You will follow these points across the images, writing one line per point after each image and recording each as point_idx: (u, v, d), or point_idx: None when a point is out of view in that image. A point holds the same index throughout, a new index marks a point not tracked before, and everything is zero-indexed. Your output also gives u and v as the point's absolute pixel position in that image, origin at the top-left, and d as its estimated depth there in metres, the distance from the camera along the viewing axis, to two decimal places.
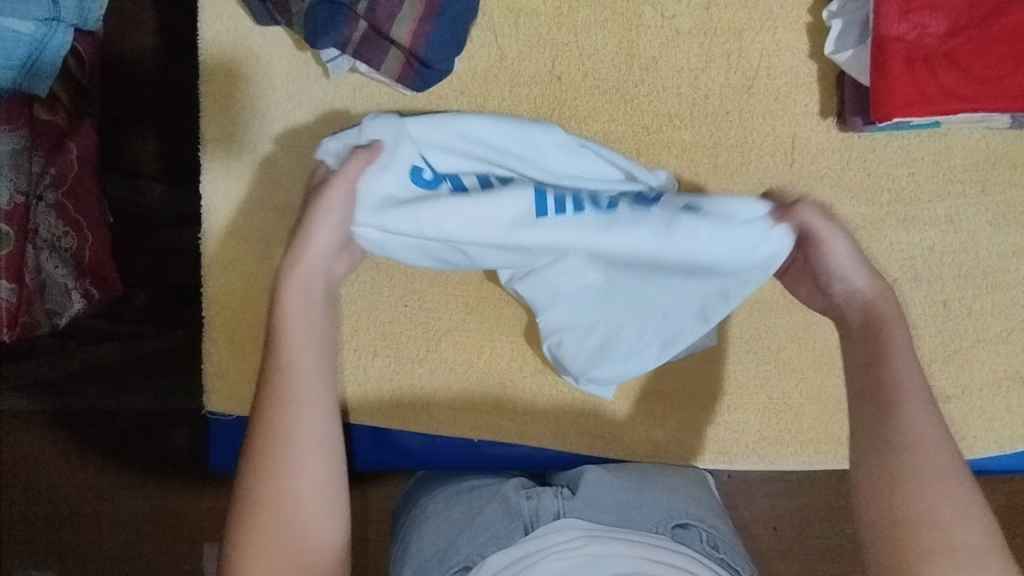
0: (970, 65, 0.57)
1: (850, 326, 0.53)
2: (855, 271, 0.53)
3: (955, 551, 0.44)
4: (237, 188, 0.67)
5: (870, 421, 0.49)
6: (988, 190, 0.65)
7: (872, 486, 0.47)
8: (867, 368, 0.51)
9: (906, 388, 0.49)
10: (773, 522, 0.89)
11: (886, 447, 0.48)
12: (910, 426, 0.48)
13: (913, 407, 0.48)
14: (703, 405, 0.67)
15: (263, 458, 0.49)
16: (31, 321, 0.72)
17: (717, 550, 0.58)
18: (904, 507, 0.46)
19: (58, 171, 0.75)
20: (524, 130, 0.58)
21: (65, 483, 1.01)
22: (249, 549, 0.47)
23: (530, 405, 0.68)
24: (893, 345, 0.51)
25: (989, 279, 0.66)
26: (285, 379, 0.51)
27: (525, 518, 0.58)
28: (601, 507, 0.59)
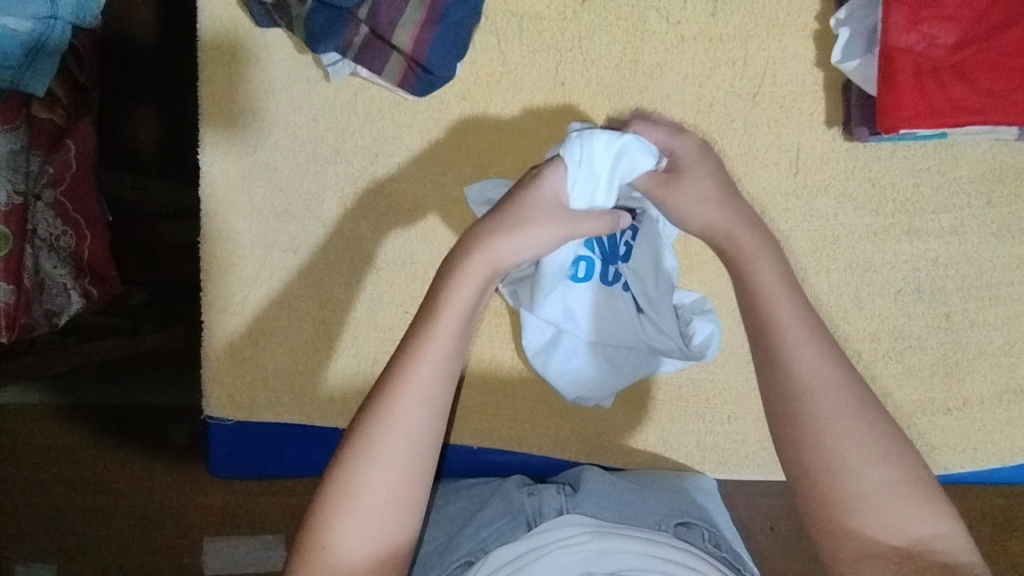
0: (979, 77, 0.56)
1: (727, 253, 0.51)
2: (695, 214, 0.52)
3: (863, 499, 0.43)
4: (237, 192, 0.67)
5: (766, 373, 0.47)
6: (993, 202, 0.65)
7: (787, 442, 0.46)
8: (748, 308, 0.49)
9: (787, 327, 0.47)
10: (770, 522, 0.80)
11: (784, 399, 0.46)
12: (801, 369, 0.46)
13: (796, 349, 0.46)
14: (703, 414, 0.67)
15: (384, 445, 0.45)
16: (31, 322, 0.73)
17: (719, 549, 0.60)
18: (812, 461, 0.44)
19: (57, 169, 0.75)
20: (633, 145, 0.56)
21: (64, 479, 1.01)
22: (342, 524, 0.44)
23: (530, 414, 0.68)
24: (760, 279, 0.49)
25: (992, 292, 0.65)
26: (415, 367, 0.46)
27: (527, 515, 0.60)
28: (603, 504, 0.61)
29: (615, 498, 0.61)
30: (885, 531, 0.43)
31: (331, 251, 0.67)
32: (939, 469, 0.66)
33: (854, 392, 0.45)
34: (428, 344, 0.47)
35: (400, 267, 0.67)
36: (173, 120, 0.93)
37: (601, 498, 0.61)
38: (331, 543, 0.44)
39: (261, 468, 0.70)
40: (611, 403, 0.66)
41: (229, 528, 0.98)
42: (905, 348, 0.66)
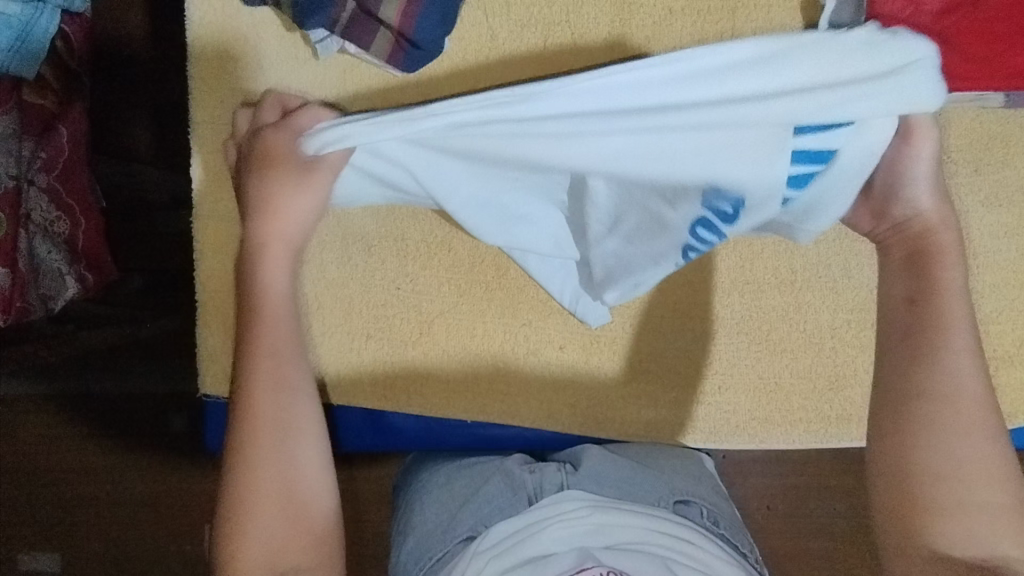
0: (964, 44, 0.56)
1: (916, 255, 0.54)
2: (924, 195, 0.54)
3: (959, 509, 0.49)
4: (228, 172, 0.67)
5: (907, 372, 0.52)
6: (981, 169, 0.65)
7: (899, 435, 0.51)
8: (910, 307, 0.53)
9: (949, 337, 0.51)
10: (767, 500, 0.91)
11: (911, 400, 0.51)
12: (947, 380, 0.51)
13: (952, 355, 0.51)
14: (695, 387, 0.67)
15: (266, 393, 0.58)
16: (26, 305, 0.75)
17: (716, 526, 0.61)
18: (916, 462, 0.50)
19: (48, 156, 0.75)
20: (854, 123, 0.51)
21: (63, 463, 1.03)
22: (270, 470, 0.56)
23: (524, 388, 0.68)
24: (944, 279, 0.53)
25: (980, 260, 0.66)
26: (260, 400, 0.58)
27: (528, 490, 0.61)
28: (604, 481, 0.62)
29: (616, 477, 0.62)
30: (966, 538, 0.49)
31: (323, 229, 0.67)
32: None
33: (984, 412, 0.51)
34: (267, 374, 0.59)
35: (392, 243, 0.67)
36: (167, 108, 0.94)
37: (601, 474, 0.62)
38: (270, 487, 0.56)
39: None
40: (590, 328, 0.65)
41: None
42: None
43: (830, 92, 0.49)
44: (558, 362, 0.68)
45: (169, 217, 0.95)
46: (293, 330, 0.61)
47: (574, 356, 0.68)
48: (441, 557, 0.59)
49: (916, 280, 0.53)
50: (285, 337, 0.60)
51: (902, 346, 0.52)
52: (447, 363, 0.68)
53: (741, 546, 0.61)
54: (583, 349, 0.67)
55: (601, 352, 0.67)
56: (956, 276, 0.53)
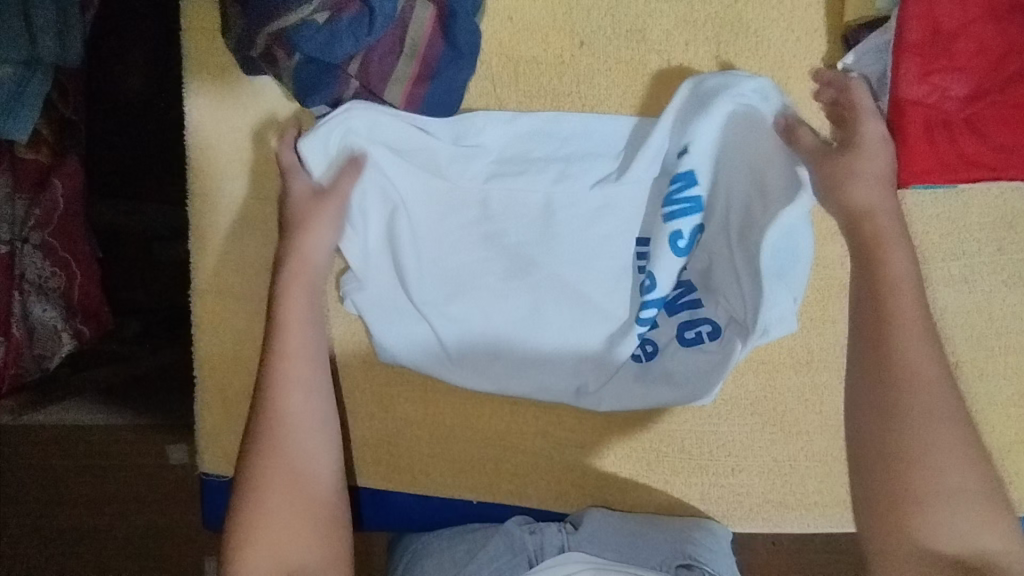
0: (992, 132, 0.54)
1: (861, 234, 0.56)
2: (872, 181, 0.56)
3: (934, 495, 0.50)
4: (227, 246, 0.65)
5: (870, 364, 0.54)
6: (1004, 249, 0.63)
7: (879, 424, 0.52)
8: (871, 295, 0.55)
9: (906, 325, 0.53)
10: (772, 538, 0.91)
11: (880, 387, 0.53)
12: (906, 364, 0.52)
13: (911, 340, 0.53)
14: (707, 467, 0.65)
15: (284, 401, 0.57)
16: (19, 370, 0.77)
17: None
18: (892, 450, 0.51)
19: (43, 212, 0.77)
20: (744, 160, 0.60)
21: (63, 499, 1.03)
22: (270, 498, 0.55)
23: (531, 468, 0.66)
24: (894, 267, 0.55)
25: (1001, 341, 0.64)
26: (283, 400, 0.57)
27: (529, 552, 0.62)
28: (606, 545, 0.61)
29: (617, 539, 0.61)
30: (944, 528, 0.49)
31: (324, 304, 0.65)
32: None
33: (949, 397, 0.52)
34: (296, 372, 0.58)
35: None
36: (166, 155, 0.92)
37: (601, 537, 0.61)
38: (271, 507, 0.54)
39: None
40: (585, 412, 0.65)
41: None
42: None
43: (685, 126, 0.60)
44: (567, 442, 0.66)
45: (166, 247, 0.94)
46: (314, 338, 0.59)
47: (582, 436, 0.66)
48: None
49: (863, 265, 0.56)
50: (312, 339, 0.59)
51: (866, 334, 0.54)
52: (454, 443, 0.66)
53: None
54: (592, 429, 0.66)
55: (612, 434, 0.65)
56: (898, 253, 0.55)
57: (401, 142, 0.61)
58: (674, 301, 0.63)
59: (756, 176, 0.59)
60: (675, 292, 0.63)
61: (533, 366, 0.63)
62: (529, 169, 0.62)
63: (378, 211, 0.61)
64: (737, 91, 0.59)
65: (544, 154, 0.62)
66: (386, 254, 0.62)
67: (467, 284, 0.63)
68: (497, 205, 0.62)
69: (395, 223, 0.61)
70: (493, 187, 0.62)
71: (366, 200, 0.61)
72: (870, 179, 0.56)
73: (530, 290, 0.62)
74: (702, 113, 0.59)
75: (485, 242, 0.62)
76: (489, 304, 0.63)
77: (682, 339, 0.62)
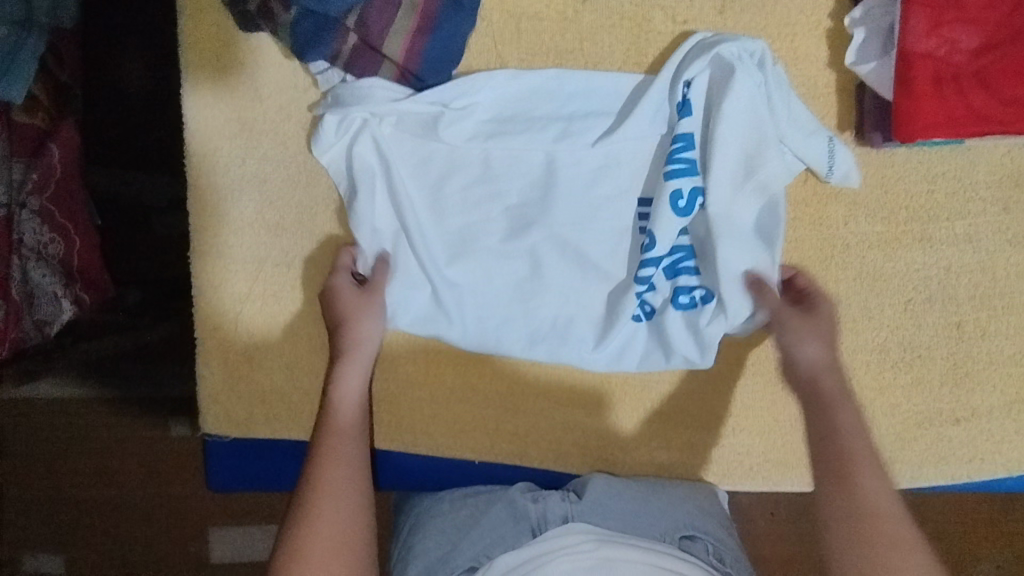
0: (1002, 85, 0.54)
1: (818, 389, 0.59)
2: (817, 347, 0.59)
3: None
4: (227, 207, 0.64)
5: (835, 496, 0.54)
6: (1010, 207, 0.63)
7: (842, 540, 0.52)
8: (822, 440, 0.56)
9: (860, 458, 0.54)
10: (769, 507, 0.92)
11: (855, 516, 0.52)
12: (868, 497, 0.53)
13: (865, 472, 0.54)
14: (707, 427, 0.66)
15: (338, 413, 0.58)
16: (20, 336, 0.77)
17: (722, 564, 0.60)
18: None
19: (40, 176, 0.77)
20: (749, 109, 0.58)
21: (67, 470, 1.04)
22: (323, 497, 0.53)
23: (533, 428, 0.66)
24: (842, 415, 0.57)
25: (1004, 300, 0.63)
26: (324, 468, 0.55)
27: (531, 521, 0.61)
28: (608, 513, 0.61)
29: (620, 507, 0.61)
30: None
31: (325, 265, 0.65)
32: (947, 479, 0.65)
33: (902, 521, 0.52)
34: (337, 445, 0.56)
35: None
36: (162, 123, 0.90)
37: (604, 506, 0.61)
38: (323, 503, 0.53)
39: (260, 480, 0.69)
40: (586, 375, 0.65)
41: (238, 513, 1.02)
42: (914, 359, 0.64)
43: (684, 85, 0.60)
44: (569, 403, 0.66)
45: (165, 220, 0.93)
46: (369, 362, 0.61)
47: (584, 396, 0.66)
48: None
49: (817, 415, 0.58)
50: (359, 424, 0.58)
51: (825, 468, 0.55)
52: (456, 404, 0.66)
53: None
54: (593, 390, 0.66)
55: (614, 395, 0.66)
56: (846, 416, 0.57)
57: (399, 101, 0.59)
58: (673, 264, 0.62)
59: (749, 130, 0.59)
60: (674, 256, 0.62)
61: (531, 329, 0.63)
62: (524, 129, 0.61)
63: (373, 173, 0.60)
64: (726, 44, 0.59)
65: (542, 111, 0.62)
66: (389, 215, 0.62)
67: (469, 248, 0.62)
68: (501, 169, 0.62)
69: (393, 191, 0.61)
70: (494, 149, 0.61)
71: (365, 166, 0.60)
72: (817, 340, 0.60)
73: (529, 253, 0.62)
74: (695, 68, 0.59)
75: (487, 205, 0.62)
76: (490, 269, 0.62)
77: (677, 303, 0.61)
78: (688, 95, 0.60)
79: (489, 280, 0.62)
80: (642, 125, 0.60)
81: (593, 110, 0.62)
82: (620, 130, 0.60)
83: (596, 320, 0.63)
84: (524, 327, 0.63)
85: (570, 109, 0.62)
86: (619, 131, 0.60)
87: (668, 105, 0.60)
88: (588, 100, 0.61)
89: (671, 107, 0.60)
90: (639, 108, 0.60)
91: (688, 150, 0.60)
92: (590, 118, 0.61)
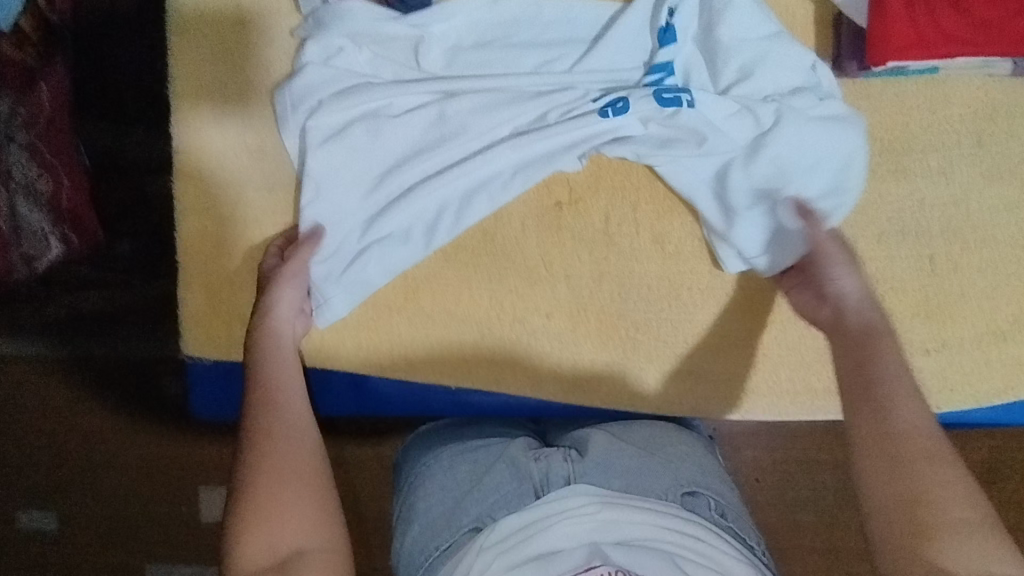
0: (974, 8, 0.55)
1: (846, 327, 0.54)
2: (850, 278, 0.56)
3: (946, 526, 0.44)
4: (210, 131, 0.65)
5: (864, 414, 0.49)
6: (983, 141, 0.63)
7: (875, 470, 0.47)
8: (859, 371, 0.52)
9: (895, 381, 0.50)
10: (755, 474, 0.94)
11: (881, 434, 0.48)
12: (899, 418, 0.48)
13: (902, 397, 0.49)
14: (682, 356, 0.67)
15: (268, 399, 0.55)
16: (8, 264, 0.78)
17: (725, 519, 0.58)
18: (886, 497, 0.46)
19: (28, 112, 0.78)
20: (728, 24, 0.61)
21: (54, 416, 1.04)
22: (266, 483, 0.50)
23: (509, 355, 0.67)
24: (883, 349, 0.52)
25: (977, 234, 0.64)
26: (267, 401, 0.54)
27: (534, 482, 0.58)
28: (610, 472, 0.58)
29: (621, 466, 0.59)
30: (966, 560, 0.43)
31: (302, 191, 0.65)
32: None
33: (939, 443, 0.47)
34: (277, 389, 0.55)
35: None
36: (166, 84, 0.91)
37: (605, 468, 0.59)
38: (264, 489, 0.50)
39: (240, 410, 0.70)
40: (560, 301, 0.66)
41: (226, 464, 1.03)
42: (887, 290, 0.64)
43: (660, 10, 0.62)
44: (543, 331, 0.67)
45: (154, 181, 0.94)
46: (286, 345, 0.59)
47: (561, 325, 0.67)
48: (446, 548, 0.56)
49: (851, 349, 0.53)
50: (292, 363, 0.58)
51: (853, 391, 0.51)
52: (434, 328, 0.67)
53: (753, 543, 0.58)
54: (569, 318, 0.66)
55: (587, 321, 0.66)
56: (888, 345, 0.52)
57: (382, 25, 0.62)
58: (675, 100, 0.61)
59: (735, 44, 0.61)
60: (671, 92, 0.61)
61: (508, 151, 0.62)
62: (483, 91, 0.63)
63: (326, 143, 0.62)
64: None
65: (519, 41, 0.63)
66: (329, 151, 0.62)
67: (412, 191, 0.62)
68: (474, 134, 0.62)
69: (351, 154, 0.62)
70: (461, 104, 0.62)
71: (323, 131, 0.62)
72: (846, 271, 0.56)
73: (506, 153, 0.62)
74: None
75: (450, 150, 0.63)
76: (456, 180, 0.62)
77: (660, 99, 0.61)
78: (659, 19, 0.62)
79: (473, 175, 0.62)
80: (618, 43, 0.62)
81: (565, 39, 0.64)
82: (590, 61, 0.63)
83: (586, 48, 0.63)
84: (496, 165, 0.62)
85: (548, 37, 0.63)
86: (592, 57, 0.63)
87: (650, 34, 0.63)
88: (566, 30, 0.63)
89: (648, 36, 0.63)
90: (616, 34, 0.62)
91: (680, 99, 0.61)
92: (566, 42, 0.64)
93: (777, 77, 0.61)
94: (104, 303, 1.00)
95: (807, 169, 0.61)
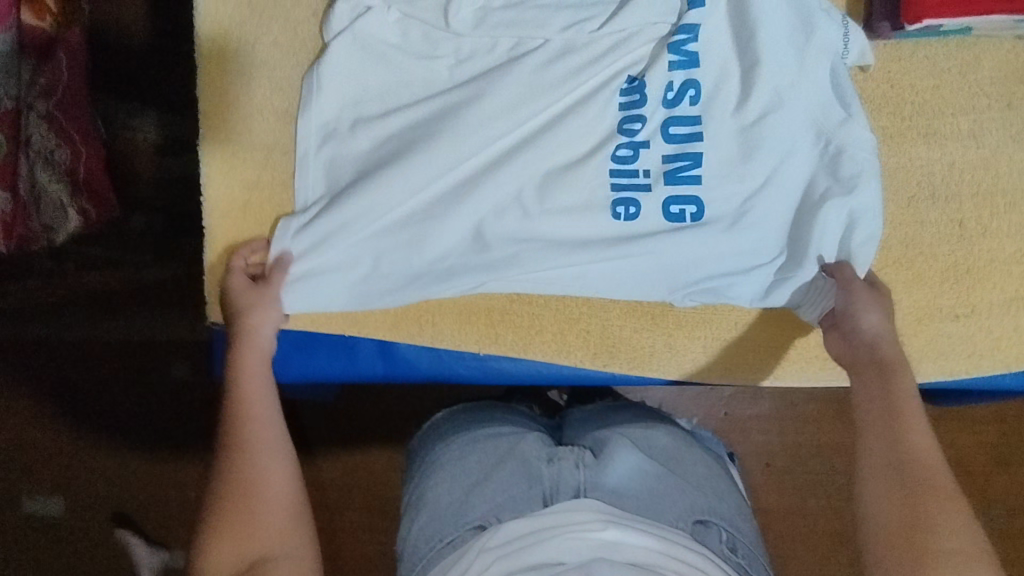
0: None
1: (873, 358, 0.54)
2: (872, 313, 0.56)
3: (941, 554, 0.44)
4: (238, 92, 0.65)
5: (873, 446, 0.50)
6: (1014, 105, 0.63)
7: (877, 497, 0.48)
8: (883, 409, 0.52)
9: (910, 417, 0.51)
10: (766, 458, 0.95)
11: (891, 466, 0.49)
12: (909, 445, 0.49)
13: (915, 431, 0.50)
14: (710, 321, 0.66)
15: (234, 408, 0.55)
16: (26, 233, 0.74)
17: (735, 554, 0.56)
18: (885, 523, 0.47)
19: (49, 81, 0.74)
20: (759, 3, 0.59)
21: (61, 400, 1.01)
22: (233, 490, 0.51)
23: (537, 319, 0.67)
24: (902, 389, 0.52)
25: (1007, 198, 0.64)
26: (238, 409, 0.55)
27: (543, 488, 0.56)
28: (620, 490, 0.56)
29: (635, 485, 0.56)
30: None
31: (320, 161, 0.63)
32: (944, 376, 0.65)
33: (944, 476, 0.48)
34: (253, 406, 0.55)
35: None
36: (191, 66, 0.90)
37: (617, 484, 0.56)
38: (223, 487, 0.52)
39: None
40: None
41: None
42: (917, 255, 0.64)
43: None
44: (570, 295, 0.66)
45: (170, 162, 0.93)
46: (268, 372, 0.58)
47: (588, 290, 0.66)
48: (450, 541, 0.55)
49: (875, 383, 0.53)
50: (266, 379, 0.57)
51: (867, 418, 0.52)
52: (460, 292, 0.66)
53: None
54: None
55: None
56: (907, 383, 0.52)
57: None
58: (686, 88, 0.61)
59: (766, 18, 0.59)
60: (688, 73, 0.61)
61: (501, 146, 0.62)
62: (487, 80, 0.61)
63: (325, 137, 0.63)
64: None
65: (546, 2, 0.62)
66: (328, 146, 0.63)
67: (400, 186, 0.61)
68: (476, 137, 0.61)
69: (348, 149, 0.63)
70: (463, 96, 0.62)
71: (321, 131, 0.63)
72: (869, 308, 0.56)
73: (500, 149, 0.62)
74: None
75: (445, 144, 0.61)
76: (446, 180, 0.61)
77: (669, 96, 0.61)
78: None
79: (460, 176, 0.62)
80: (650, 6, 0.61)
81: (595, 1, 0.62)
82: (619, 25, 0.61)
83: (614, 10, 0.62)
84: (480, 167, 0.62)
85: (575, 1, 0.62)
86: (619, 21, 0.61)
87: None
88: None
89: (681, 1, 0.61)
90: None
91: (692, 67, 0.60)
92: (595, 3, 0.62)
93: (801, 60, 0.59)
94: (117, 282, 0.98)
95: (803, 164, 0.60)
